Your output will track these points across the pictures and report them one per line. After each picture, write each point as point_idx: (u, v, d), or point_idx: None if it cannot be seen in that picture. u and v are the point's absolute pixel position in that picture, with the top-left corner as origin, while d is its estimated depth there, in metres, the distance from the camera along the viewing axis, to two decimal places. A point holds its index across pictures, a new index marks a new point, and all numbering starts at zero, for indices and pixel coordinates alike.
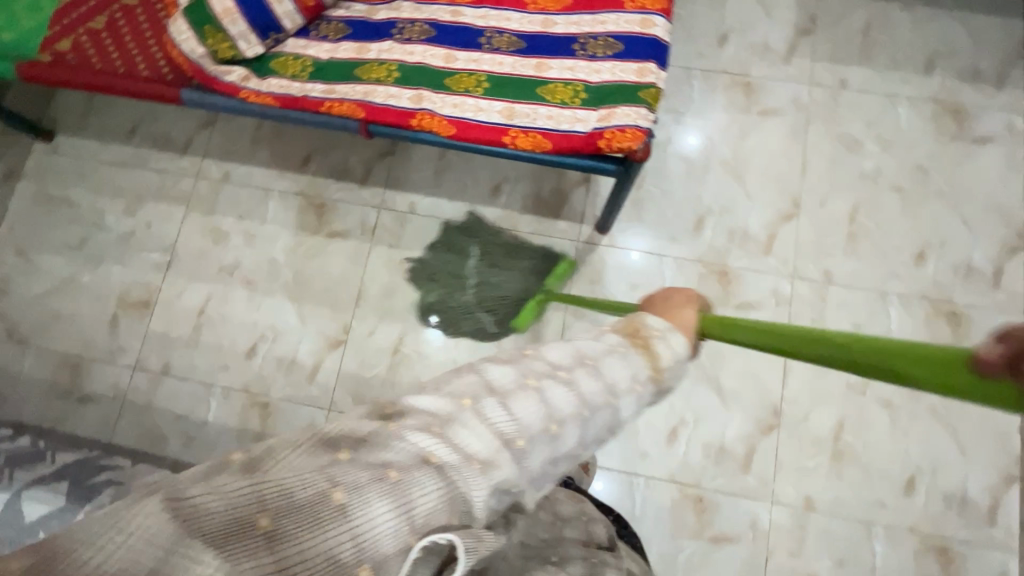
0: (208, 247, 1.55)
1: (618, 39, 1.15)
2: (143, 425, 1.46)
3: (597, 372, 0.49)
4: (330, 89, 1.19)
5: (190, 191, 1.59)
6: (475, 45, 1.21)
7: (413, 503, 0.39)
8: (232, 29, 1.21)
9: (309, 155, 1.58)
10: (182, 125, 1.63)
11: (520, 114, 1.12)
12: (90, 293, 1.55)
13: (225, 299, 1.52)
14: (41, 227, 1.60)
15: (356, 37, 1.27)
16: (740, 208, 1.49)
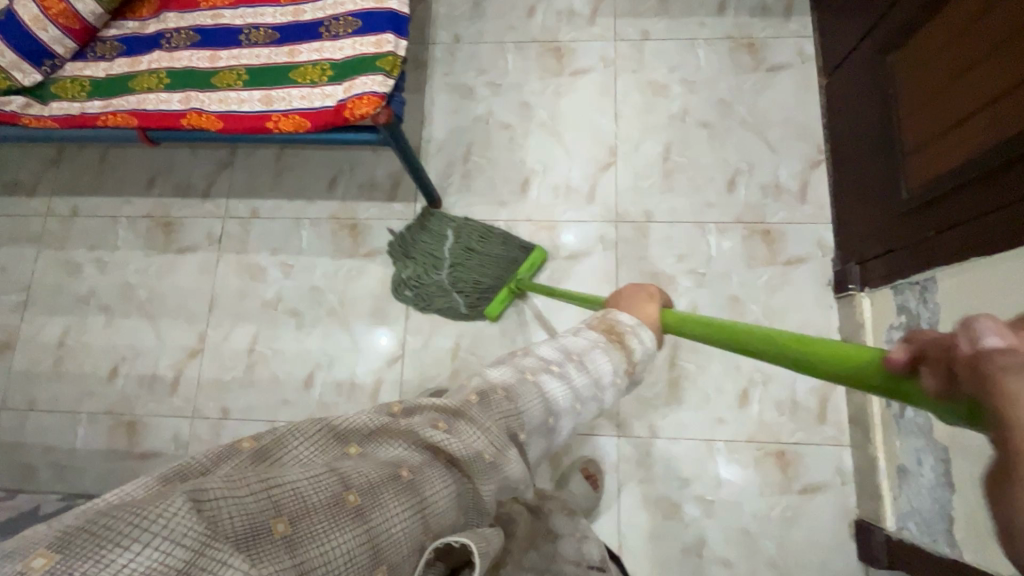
0: (63, 280, 1.38)
1: (357, 16, 1.03)
2: (16, 462, 1.29)
3: (581, 366, 0.56)
4: (107, 103, 1.08)
5: (42, 230, 1.41)
6: (232, 42, 1.08)
7: (426, 496, 0.43)
8: (3, 61, 1.07)
9: (152, 177, 1.41)
10: (29, 164, 1.45)
11: (280, 98, 1.01)
12: None
13: (85, 328, 1.35)
14: None
15: (132, 51, 1.12)
16: (559, 164, 1.36)
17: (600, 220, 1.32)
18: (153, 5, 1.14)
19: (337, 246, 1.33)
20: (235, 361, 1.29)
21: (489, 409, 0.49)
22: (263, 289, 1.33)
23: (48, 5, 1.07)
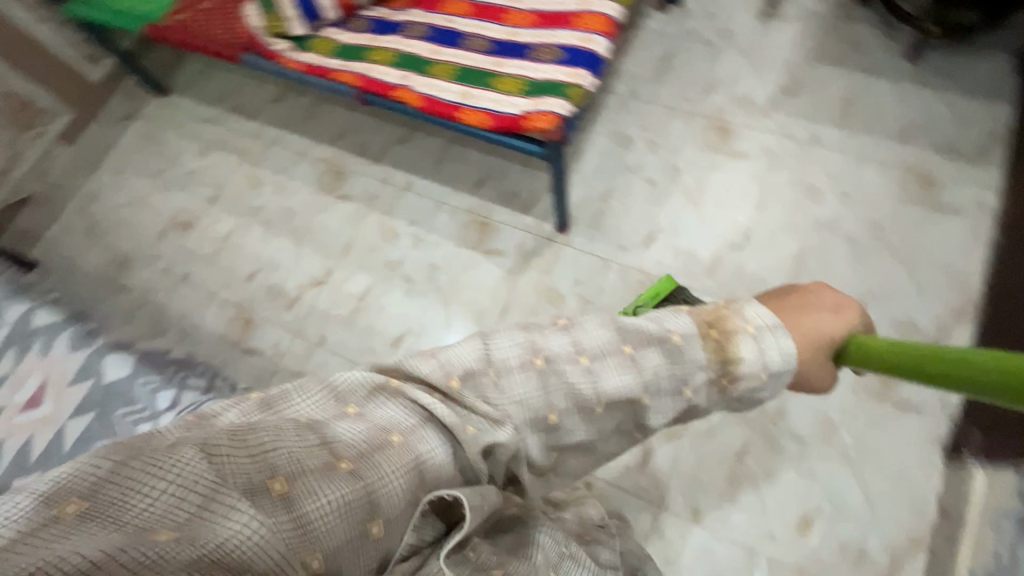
0: (321, 215, 1.65)
1: (563, 49, 1.12)
2: (231, 347, 1.53)
3: (633, 362, 0.57)
4: (344, 63, 1.25)
5: (296, 167, 1.73)
6: (453, 44, 1.21)
7: (423, 452, 0.52)
8: (288, 11, 1.29)
9: (341, 134, 1.73)
10: (256, 96, 1.84)
11: (541, 109, 1.05)
12: (218, 236, 1.67)
13: (287, 249, 1.62)
14: (137, 157, 1.81)
15: (433, 40, 1.23)
16: (692, 232, 1.45)
17: None
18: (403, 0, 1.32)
19: (532, 262, 1.49)
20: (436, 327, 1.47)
21: (469, 395, 0.55)
22: (456, 270, 1.52)
23: None
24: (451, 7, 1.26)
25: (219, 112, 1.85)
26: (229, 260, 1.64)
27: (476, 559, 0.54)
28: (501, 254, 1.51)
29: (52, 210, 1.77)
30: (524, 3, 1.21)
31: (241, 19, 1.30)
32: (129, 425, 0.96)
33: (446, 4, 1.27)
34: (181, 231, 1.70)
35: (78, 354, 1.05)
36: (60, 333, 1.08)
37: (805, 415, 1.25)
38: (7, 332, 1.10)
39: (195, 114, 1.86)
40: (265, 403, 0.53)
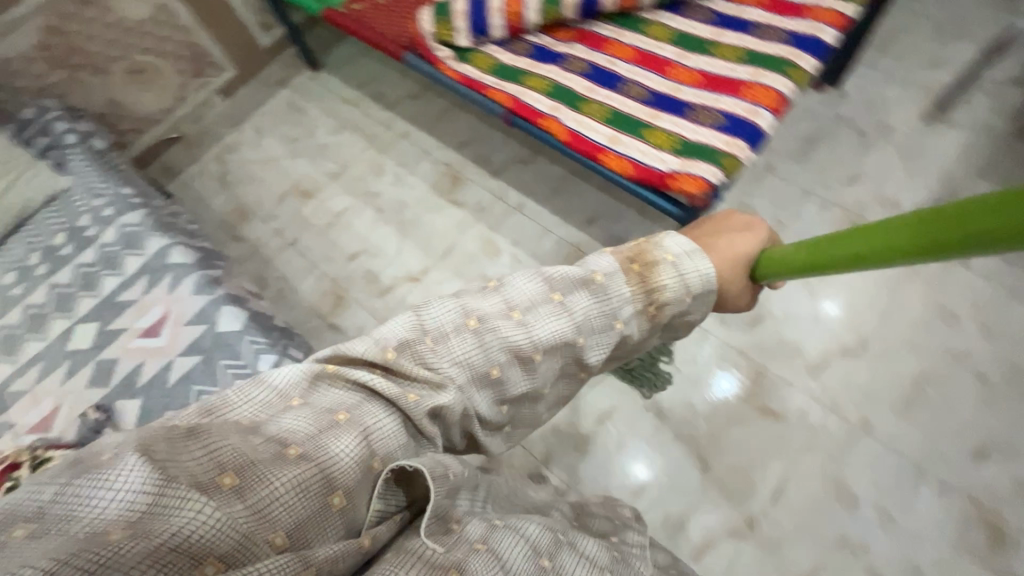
0: (430, 214, 1.69)
1: (724, 116, 1.09)
2: (319, 319, 1.59)
3: (562, 310, 0.58)
4: (500, 82, 1.28)
5: (417, 163, 1.78)
6: (611, 86, 1.21)
7: (370, 424, 0.51)
8: (458, 23, 1.32)
9: (467, 142, 1.78)
10: (397, 88, 1.93)
11: (691, 171, 1.03)
12: (329, 210, 1.74)
13: (390, 238, 1.67)
14: (278, 121, 1.94)
15: (591, 77, 1.24)
16: (804, 324, 1.34)
17: (848, 421, 1.24)
18: (569, 33, 1.33)
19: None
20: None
21: (402, 375, 0.54)
22: None
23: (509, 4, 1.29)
24: (616, 50, 1.26)
25: (359, 96, 1.94)
26: (335, 236, 1.70)
27: (460, 531, 0.50)
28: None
29: (196, 152, 1.91)
30: (691, 61, 1.19)
31: (415, 24, 1.36)
32: (229, 379, 1.00)
33: (612, 46, 1.27)
34: (299, 197, 1.78)
35: (201, 298, 1.11)
36: (189, 273, 1.15)
37: (889, 556, 1.14)
38: (144, 261, 1.18)
39: (339, 93, 1.96)
40: (206, 407, 0.50)
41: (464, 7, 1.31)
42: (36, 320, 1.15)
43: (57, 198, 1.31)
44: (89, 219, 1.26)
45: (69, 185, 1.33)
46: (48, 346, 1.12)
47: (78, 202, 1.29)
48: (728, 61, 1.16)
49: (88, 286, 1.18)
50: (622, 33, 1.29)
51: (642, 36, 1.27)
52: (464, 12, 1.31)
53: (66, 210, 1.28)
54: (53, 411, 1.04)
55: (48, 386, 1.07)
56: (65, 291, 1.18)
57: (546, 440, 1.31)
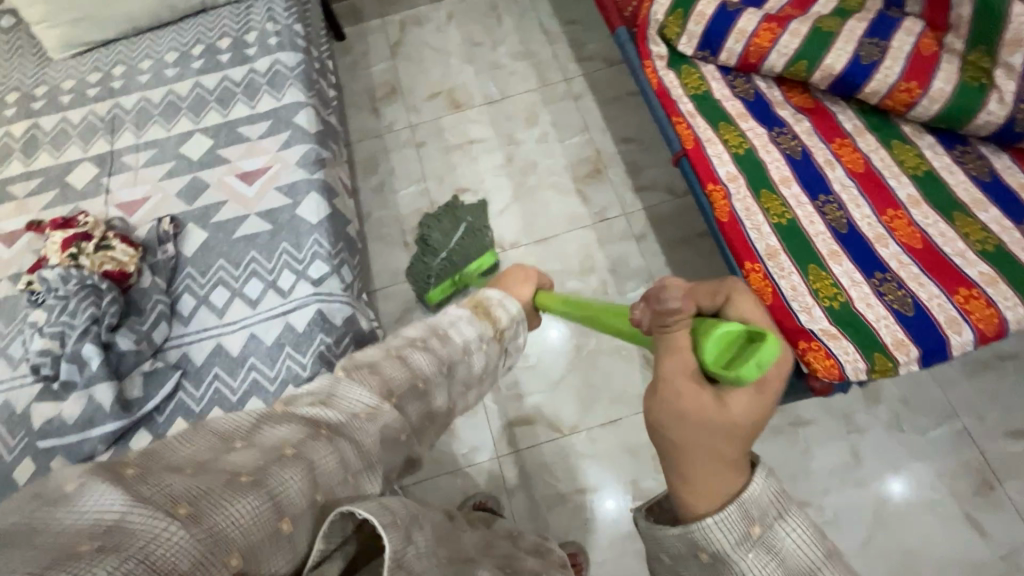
0: (551, 189, 1.56)
1: (915, 306, 0.86)
2: (397, 227, 1.56)
3: (443, 340, 0.72)
4: (695, 116, 1.09)
5: (571, 132, 1.63)
6: (811, 191, 0.99)
7: (313, 459, 0.54)
8: (691, 26, 1.12)
9: (630, 140, 1.59)
10: (599, 45, 1.75)
11: (831, 345, 0.84)
12: (467, 133, 1.67)
13: (502, 192, 1.57)
14: (473, 20, 1.85)
15: (795, 168, 1.02)
16: (847, 542, 1.16)
17: None
18: (806, 101, 1.09)
19: None
20: (545, 375, 1.35)
21: (344, 413, 0.60)
22: (606, 346, 1.36)
23: (759, 35, 1.07)
24: (845, 152, 1.02)
25: (558, 33, 1.79)
26: (456, 161, 1.63)
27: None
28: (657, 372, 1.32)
29: (386, 9, 1.88)
30: (920, 215, 0.94)
31: (648, 2, 1.17)
32: (282, 265, 1.02)
33: (843, 145, 1.02)
34: (447, 105, 1.72)
35: (298, 172, 1.11)
36: (303, 142, 1.14)
37: None
38: (275, 107, 1.18)
39: (542, 20, 1.82)
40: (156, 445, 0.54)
41: (710, 13, 1.10)
42: (169, 109, 1.21)
43: (242, 3, 1.33)
44: (255, 39, 1.27)
45: None
46: (166, 139, 1.18)
47: (255, 17, 1.30)
48: (966, 243, 0.91)
49: (223, 102, 1.21)
50: (865, 134, 1.03)
51: (885, 152, 1.01)
52: (707, 17, 1.10)
53: (242, 19, 1.30)
54: (142, 200, 1.11)
55: (150, 175, 1.14)
56: (204, 96, 1.22)
57: (522, 474, 1.26)
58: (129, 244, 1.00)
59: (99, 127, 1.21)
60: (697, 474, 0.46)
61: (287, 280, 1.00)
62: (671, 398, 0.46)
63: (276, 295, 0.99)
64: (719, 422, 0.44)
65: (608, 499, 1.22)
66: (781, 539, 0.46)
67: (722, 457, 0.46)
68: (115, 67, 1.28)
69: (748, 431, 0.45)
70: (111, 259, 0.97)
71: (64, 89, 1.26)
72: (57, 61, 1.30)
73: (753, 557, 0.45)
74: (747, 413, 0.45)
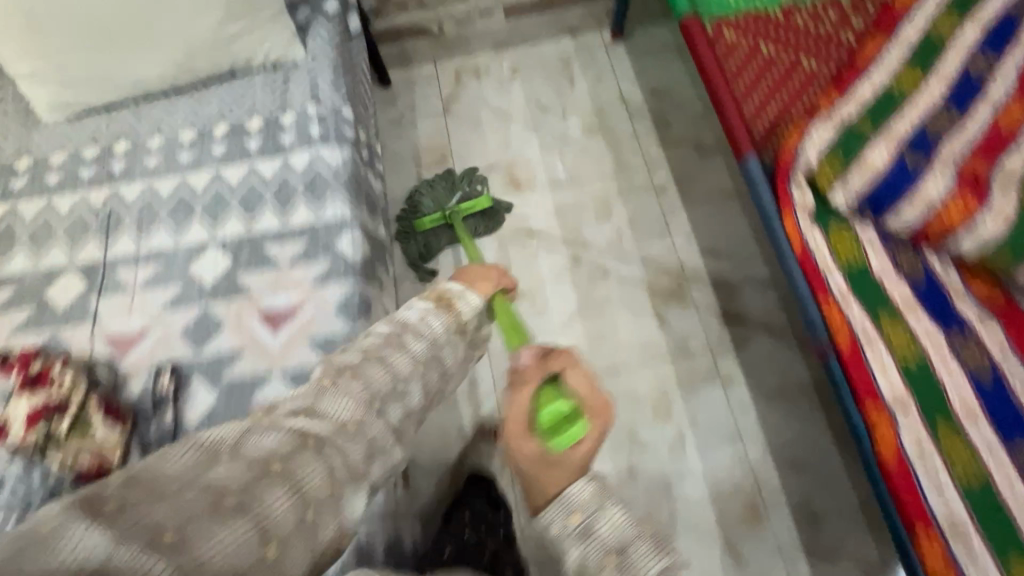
0: (623, 303, 1.32)
1: None
2: None
3: (405, 351, 0.72)
4: (850, 301, 0.85)
5: (649, 231, 1.39)
6: (1008, 435, 0.76)
7: (300, 480, 0.52)
8: (854, 177, 0.88)
9: (719, 251, 1.35)
10: (687, 123, 1.50)
11: (958, 551, 0.70)
12: (527, 218, 1.42)
13: (565, 299, 1.34)
14: (541, 76, 1.59)
15: (985, 396, 0.79)
16: None
17: None
18: (993, 295, 0.86)
19: None
20: None
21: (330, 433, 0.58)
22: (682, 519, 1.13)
23: (946, 208, 0.85)
24: None
25: (640, 106, 1.53)
26: (512, 255, 1.39)
27: None
28: (740, 562, 1.10)
29: (441, 55, 1.61)
30: None
31: (798, 131, 0.93)
32: None
33: None
34: (505, 183, 1.47)
35: (338, 325, 0.86)
36: (345, 277, 0.90)
37: None
38: (314, 222, 0.94)
39: (620, 84, 1.56)
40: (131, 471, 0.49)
41: (881, 165, 0.88)
42: (180, 209, 0.97)
43: (279, 69, 1.09)
44: (293, 123, 1.02)
45: (299, 62, 1.09)
46: (174, 251, 0.94)
47: (294, 90, 1.06)
48: None
49: (247, 206, 0.97)
50: None
51: None
52: (877, 169, 0.88)
53: (278, 92, 1.06)
54: (138, 336, 0.88)
55: (149, 302, 0.91)
56: (224, 194, 0.98)
57: None
58: (116, 418, 0.78)
59: (91, 224, 0.97)
60: (537, 481, 0.63)
61: None
62: (518, 446, 0.65)
63: None
64: (555, 459, 0.64)
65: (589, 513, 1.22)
66: (602, 527, 0.59)
67: (556, 474, 0.63)
68: (117, 142, 1.03)
69: (570, 469, 0.63)
70: (89, 446, 0.75)
71: (53, 164, 1.02)
72: (47, 125, 1.06)
73: (577, 550, 0.59)
74: (579, 455, 0.64)
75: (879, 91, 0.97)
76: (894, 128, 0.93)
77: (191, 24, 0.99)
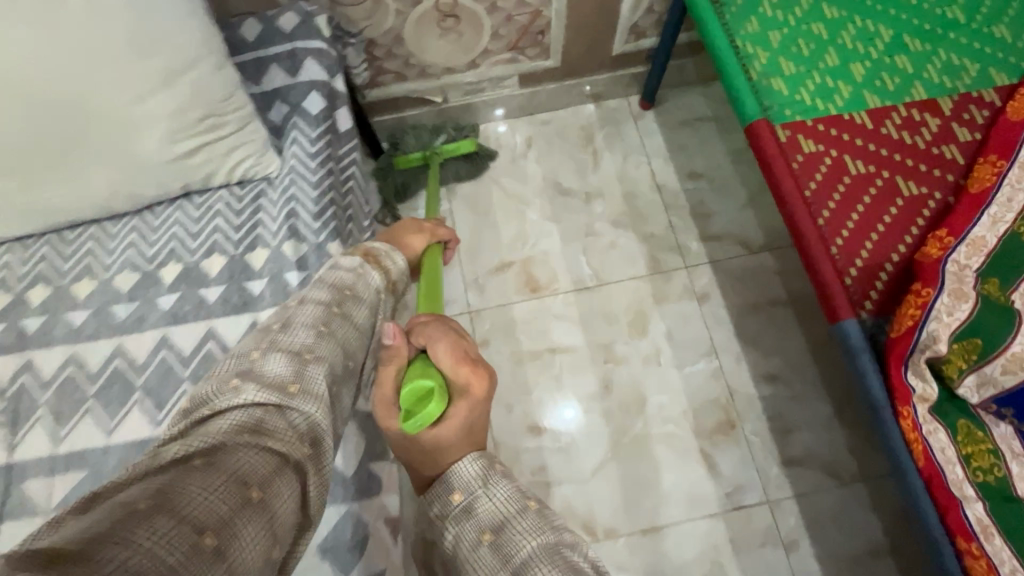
0: (664, 439, 1.12)
1: None
2: None
3: (331, 338, 0.59)
4: (995, 542, 0.66)
5: (691, 348, 1.18)
6: None
7: (277, 510, 0.42)
8: (996, 372, 0.69)
9: (774, 375, 1.16)
10: (729, 212, 1.30)
11: None
12: (547, 328, 1.21)
13: (594, 433, 1.13)
14: (559, 148, 1.38)
15: None
16: None
17: None
18: None
19: None
20: None
21: (296, 446, 0.48)
22: None
23: None
24: None
25: (674, 188, 1.33)
26: (531, 376, 1.17)
27: None
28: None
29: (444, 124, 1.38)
30: None
31: (920, 302, 0.71)
32: None
33: None
34: (521, 283, 1.25)
35: (326, 571, 0.69)
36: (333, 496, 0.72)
37: None
38: None
39: (651, 161, 1.36)
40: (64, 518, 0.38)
41: None
42: (114, 389, 0.74)
43: (248, 186, 0.86)
44: (266, 266, 0.80)
45: (273, 177, 0.86)
46: (103, 453, 0.71)
47: (267, 218, 0.83)
48: None
49: None
50: None
51: None
52: None
53: (246, 219, 0.83)
54: None
55: None
56: (173, 366, 0.75)
57: None
58: None
59: None
60: (418, 461, 0.57)
61: None
62: (384, 424, 0.58)
63: None
64: (422, 441, 0.55)
65: None
66: (483, 506, 0.52)
67: (433, 449, 0.56)
68: (33, 288, 0.79)
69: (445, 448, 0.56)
70: None
71: None
72: None
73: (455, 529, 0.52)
74: (442, 433, 0.55)
75: (1002, 240, 0.79)
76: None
77: (131, 142, 0.75)
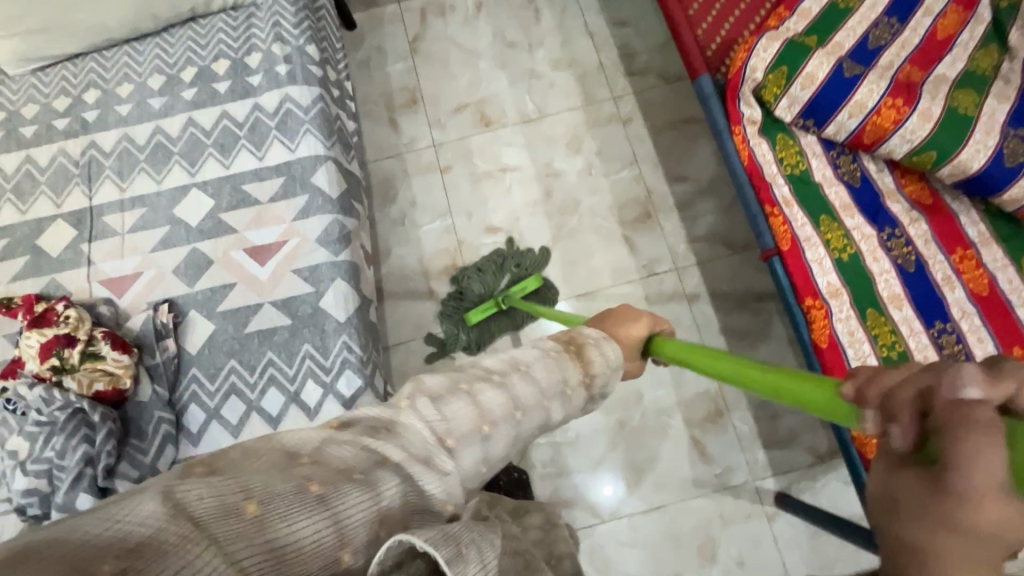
0: (594, 228, 1.39)
1: None
2: (419, 265, 1.38)
3: (470, 399, 0.42)
4: (792, 206, 0.92)
5: (617, 160, 1.44)
6: (925, 319, 0.86)
7: (384, 493, 0.34)
8: (797, 90, 0.93)
9: (684, 177, 1.42)
10: (651, 51, 1.52)
11: None
12: (499, 153, 1.46)
13: (538, 228, 1.40)
14: (506, 9, 1.59)
15: (907, 284, 0.88)
16: None
17: None
18: (923, 196, 0.95)
19: (722, 495, 1.19)
20: (586, 452, 1.22)
21: (415, 443, 0.39)
22: (654, 420, 1.23)
23: (881, 114, 0.90)
24: (965, 269, 0.90)
25: (605, 36, 1.55)
26: (487, 191, 1.43)
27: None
28: (705, 456, 1.21)
29: None
30: None
31: (745, 49, 0.97)
32: (267, 380, 0.86)
33: (965, 259, 0.91)
34: (476, 120, 1.50)
35: (321, 254, 0.93)
36: (324, 211, 0.95)
37: None
38: (289, 160, 0.98)
39: (586, 15, 1.57)
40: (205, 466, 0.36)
41: (821, 76, 0.92)
42: (158, 154, 1.00)
43: (240, 11, 1.09)
44: (259, 64, 1.04)
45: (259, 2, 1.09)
46: (156, 195, 0.98)
47: (258, 31, 1.06)
48: None
49: (223, 148, 1.00)
50: (991, 245, 0.91)
51: (1014, 273, 0.89)
52: (818, 80, 0.92)
53: (241, 33, 1.07)
54: (133, 276, 0.94)
55: (139, 243, 0.96)
56: (200, 137, 1.01)
57: None
58: (122, 349, 0.83)
59: (73, 174, 1.00)
60: None
61: (273, 402, 0.85)
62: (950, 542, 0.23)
63: (262, 421, 0.84)
64: None
65: (606, 484, 1.20)
66: None
67: None
68: (87, 91, 1.05)
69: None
70: (101, 373, 0.81)
71: (27, 118, 1.04)
72: (13, 76, 1.07)
73: None
74: None
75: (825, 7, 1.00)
76: (836, 43, 0.97)
77: None
